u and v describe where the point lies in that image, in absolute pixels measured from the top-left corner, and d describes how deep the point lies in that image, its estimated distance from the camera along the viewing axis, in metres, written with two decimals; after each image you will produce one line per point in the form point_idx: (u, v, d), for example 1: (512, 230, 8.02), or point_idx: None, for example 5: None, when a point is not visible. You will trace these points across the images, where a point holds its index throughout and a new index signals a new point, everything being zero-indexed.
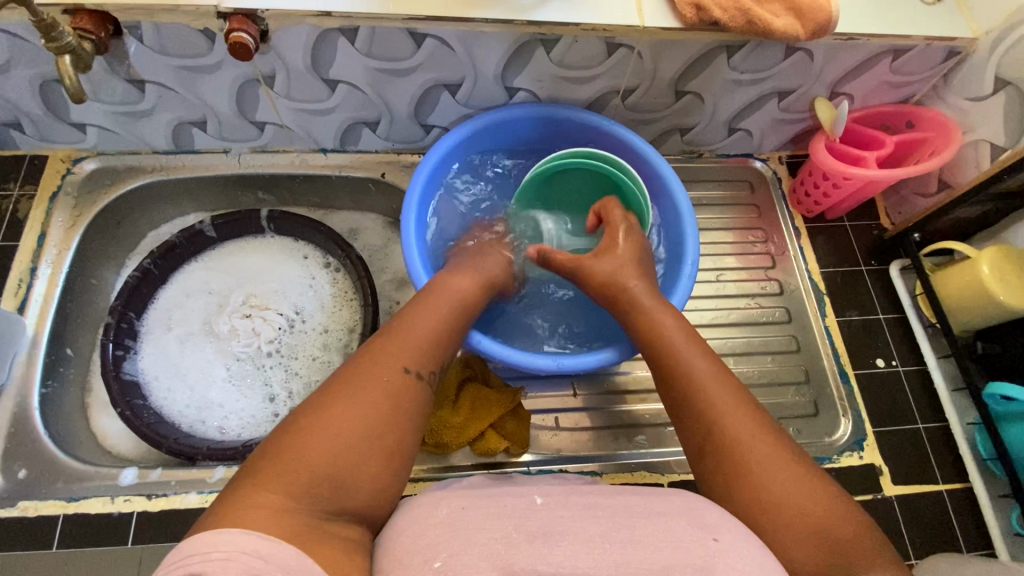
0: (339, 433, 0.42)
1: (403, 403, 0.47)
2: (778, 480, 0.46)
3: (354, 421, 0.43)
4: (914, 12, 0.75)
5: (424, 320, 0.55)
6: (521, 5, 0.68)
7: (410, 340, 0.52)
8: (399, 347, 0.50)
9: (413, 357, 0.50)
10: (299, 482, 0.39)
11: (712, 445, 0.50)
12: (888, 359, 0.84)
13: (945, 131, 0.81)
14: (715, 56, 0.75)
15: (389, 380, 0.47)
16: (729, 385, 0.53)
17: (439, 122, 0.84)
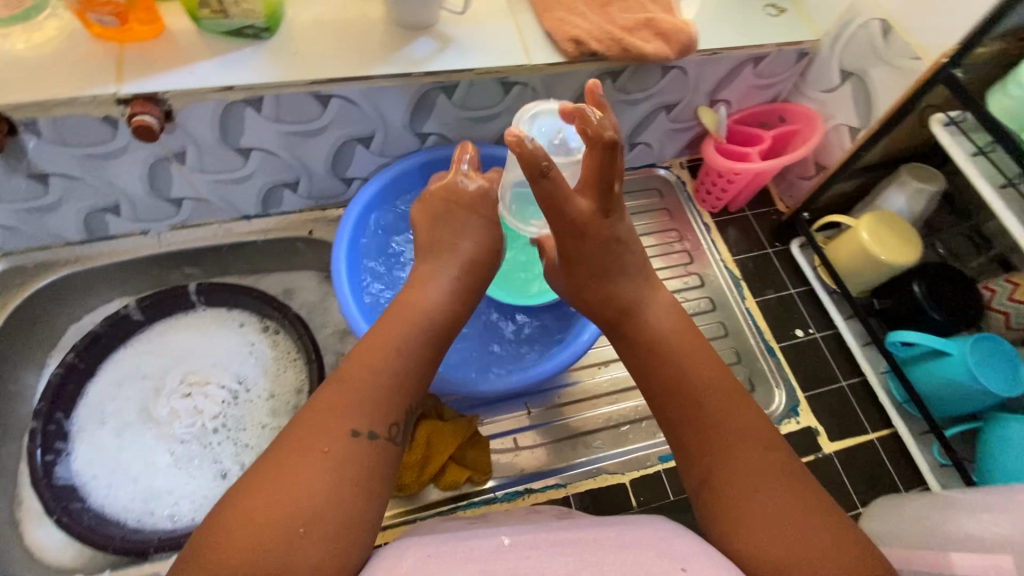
0: (299, 501, 0.43)
1: (348, 473, 0.46)
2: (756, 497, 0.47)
3: (291, 498, 0.43)
4: (761, 26, 0.86)
5: (388, 359, 0.54)
6: (417, 58, 0.73)
7: (366, 394, 0.50)
8: (346, 405, 0.49)
9: (359, 413, 0.49)
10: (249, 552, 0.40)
11: (699, 468, 0.51)
12: (806, 329, 0.92)
13: (810, 121, 0.91)
14: (602, 82, 0.83)
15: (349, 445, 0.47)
16: (722, 400, 0.54)
17: (358, 174, 0.87)
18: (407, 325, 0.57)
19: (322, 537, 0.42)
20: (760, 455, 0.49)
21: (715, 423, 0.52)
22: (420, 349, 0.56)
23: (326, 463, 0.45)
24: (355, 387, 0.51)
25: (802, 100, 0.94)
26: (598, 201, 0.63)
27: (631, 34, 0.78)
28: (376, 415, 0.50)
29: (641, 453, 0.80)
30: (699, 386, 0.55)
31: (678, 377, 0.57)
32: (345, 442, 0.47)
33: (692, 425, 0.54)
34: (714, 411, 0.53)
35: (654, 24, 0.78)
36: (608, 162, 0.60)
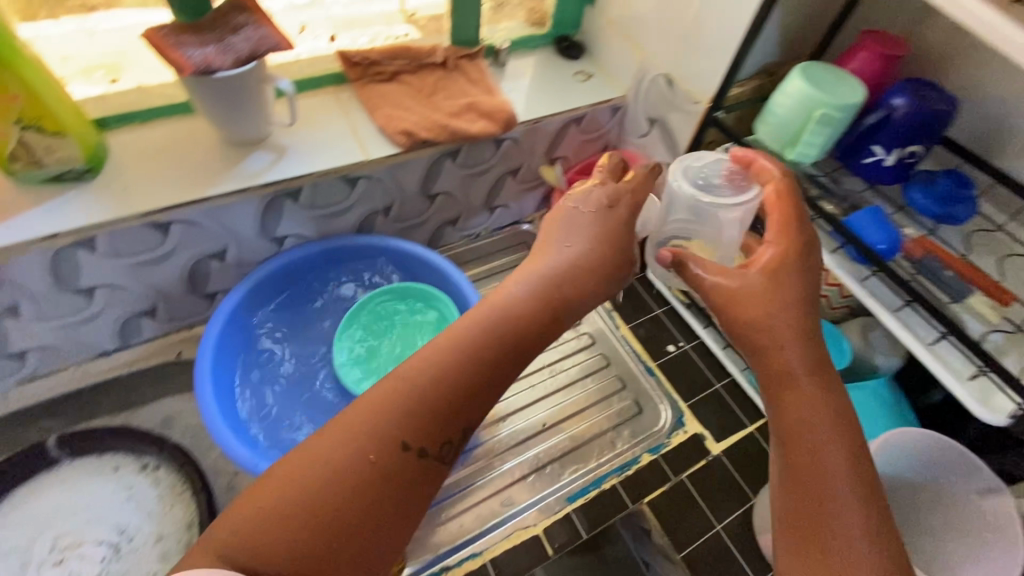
0: (324, 479, 0.43)
1: (389, 484, 0.45)
2: None
3: (326, 494, 0.43)
4: (572, 93, 0.98)
5: (455, 378, 0.48)
6: (254, 172, 0.76)
7: (419, 401, 0.47)
8: (407, 410, 0.46)
9: (413, 425, 0.46)
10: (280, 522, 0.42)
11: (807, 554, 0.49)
12: (676, 343, 1.01)
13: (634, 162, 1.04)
14: (444, 162, 0.89)
15: (387, 462, 0.45)
16: (846, 496, 0.49)
17: (221, 287, 0.87)
18: (494, 328, 0.51)
19: (341, 539, 0.42)
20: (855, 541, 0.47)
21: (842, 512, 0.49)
22: (495, 364, 0.50)
23: (365, 461, 0.44)
24: (422, 387, 0.47)
25: (627, 146, 1.07)
26: (790, 230, 0.58)
27: (458, 117, 0.87)
28: (434, 429, 0.47)
29: (548, 499, 0.84)
30: (818, 451, 0.51)
31: (798, 436, 0.52)
32: (398, 451, 0.45)
33: (802, 487, 0.51)
34: (845, 502, 0.49)
35: (476, 106, 0.88)
36: (792, 193, 0.60)
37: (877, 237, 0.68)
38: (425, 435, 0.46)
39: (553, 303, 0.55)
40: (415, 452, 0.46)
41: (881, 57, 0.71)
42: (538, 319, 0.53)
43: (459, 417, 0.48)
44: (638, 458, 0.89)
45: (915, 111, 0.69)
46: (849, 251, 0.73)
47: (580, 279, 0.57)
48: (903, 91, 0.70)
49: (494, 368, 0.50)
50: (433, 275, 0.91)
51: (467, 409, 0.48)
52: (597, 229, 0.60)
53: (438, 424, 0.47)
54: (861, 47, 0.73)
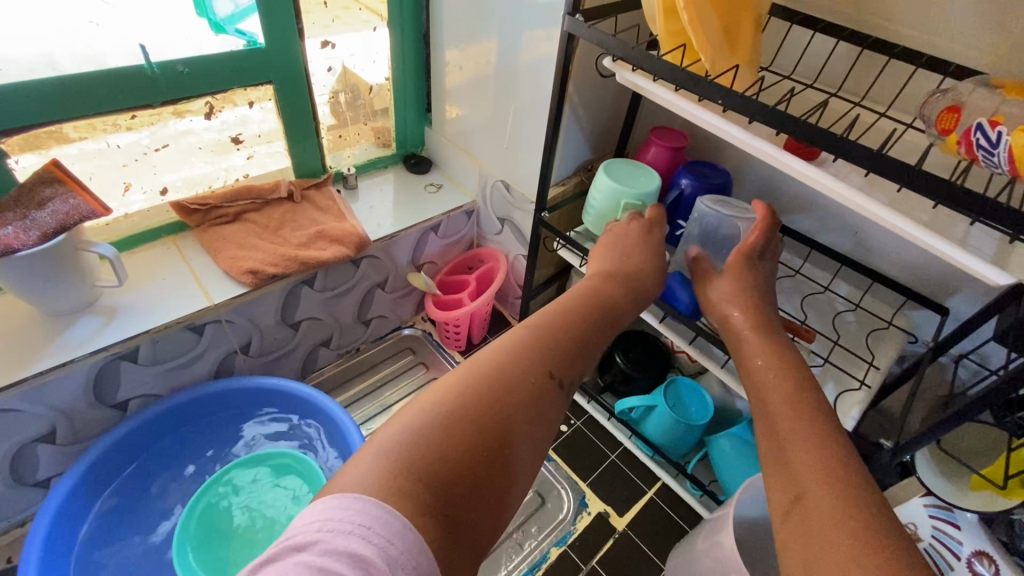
0: (471, 401, 0.39)
1: (531, 408, 0.41)
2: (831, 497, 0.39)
3: (477, 407, 0.39)
4: (423, 205, 1.04)
5: (578, 319, 0.49)
6: (79, 341, 0.72)
7: (550, 341, 0.46)
8: (552, 344, 0.45)
9: (550, 355, 0.45)
10: (430, 442, 0.36)
11: (778, 463, 0.43)
12: (568, 422, 1.02)
13: (496, 258, 1.10)
14: (300, 290, 0.89)
15: (535, 382, 0.42)
16: (802, 406, 0.46)
17: (54, 470, 0.78)
18: (595, 290, 0.53)
19: (489, 457, 0.37)
20: (838, 471, 0.40)
21: (802, 417, 0.45)
22: (606, 317, 0.51)
23: (511, 380, 0.41)
24: (555, 327, 0.47)
25: (488, 242, 1.13)
26: (762, 257, 0.62)
27: (308, 247, 0.88)
28: (567, 370, 0.45)
29: None
30: (791, 389, 0.48)
31: (758, 385, 0.50)
32: (546, 380, 0.43)
33: (771, 428, 0.46)
34: (804, 409, 0.46)
35: (326, 234, 0.90)
36: (767, 235, 0.62)
37: (682, 299, 0.74)
38: (563, 363, 0.45)
39: (634, 271, 0.58)
40: (555, 383, 0.44)
41: (665, 149, 0.83)
42: (618, 292, 0.54)
43: (585, 354, 0.48)
44: (546, 554, 0.86)
45: (700, 188, 0.80)
46: (672, 320, 0.79)
47: (646, 266, 0.60)
48: (685, 173, 0.81)
49: (610, 326, 0.51)
50: (305, 406, 0.87)
51: (578, 359, 0.47)
52: (639, 239, 0.63)
53: (573, 360, 0.46)
54: (649, 143, 0.85)
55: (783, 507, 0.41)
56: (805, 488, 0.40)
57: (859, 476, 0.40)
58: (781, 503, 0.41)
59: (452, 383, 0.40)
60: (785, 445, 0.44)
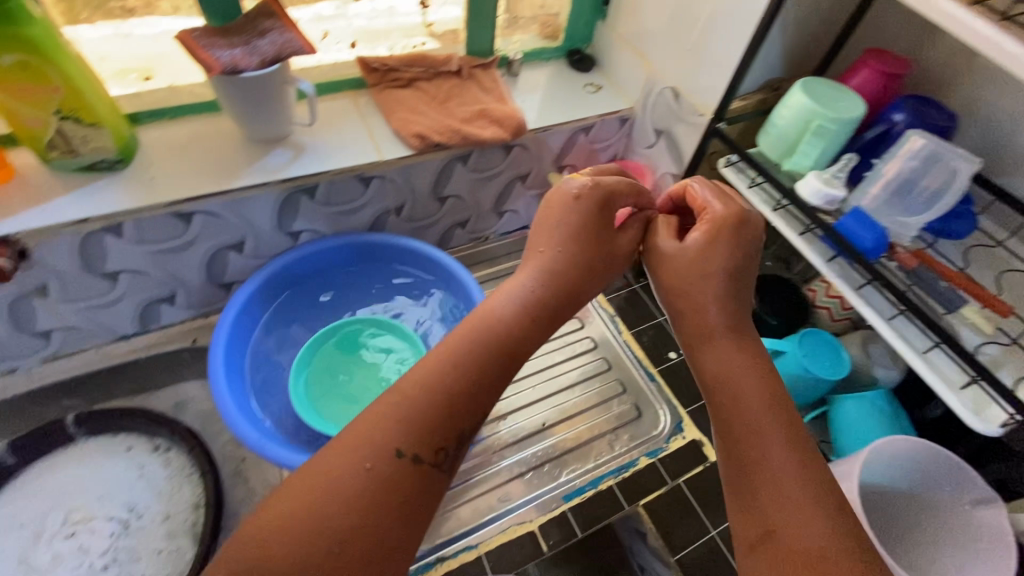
0: (323, 496, 0.42)
1: (389, 493, 0.43)
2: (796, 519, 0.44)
3: (323, 508, 0.41)
4: (582, 103, 1.01)
5: (447, 378, 0.47)
6: (274, 168, 0.80)
7: (413, 414, 0.46)
8: (417, 418, 0.45)
9: (406, 432, 0.45)
10: (281, 542, 0.40)
11: (748, 489, 0.47)
12: (678, 350, 1.02)
13: (641, 173, 1.07)
14: (455, 166, 0.93)
15: (382, 472, 0.43)
16: (763, 434, 0.48)
17: (237, 277, 0.91)
18: (489, 325, 0.51)
19: (344, 551, 0.40)
20: (793, 497, 0.45)
21: (762, 441, 0.48)
22: (500, 359, 0.50)
23: (370, 484, 0.43)
24: (424, 399, 0.46)
25: (635, 157, 1.09)
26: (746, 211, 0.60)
27: (469, 124, 0.90)
28: (443, 431, 0.46)
29: (547, 497, 0.85)
30: (749, 414, 0.50)
31: (733, 404, 0.51)
32: (399, 462, 0.44)
33: (739, 459, 0.49)
34: (764, 433, 0.48)
35: (488, 114, 0.91)
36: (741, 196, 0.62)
37: (865, 237, 0.68)
38: (421, 439, 0.45)
39: (560, 283, 0.55)
40: (412, 459, 0.44)
41: (880, 75, 0.74)
42: (518, 327, 0.52)
43: (459, 418, 0.47)
44: (635, 460, 0.89)
45: (915, 124, 0.72)
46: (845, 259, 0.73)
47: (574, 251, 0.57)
48: (901, 106, 0.73)
49: (498, 368, 0.50)
50: (442, 274, 0.94)
51: (464, 411, 0.47)
52: (573, 229, 0.57)
53: (443, 429, 0.46)
54: (861, 65, 0.75)
55: (752, 539, 0.45)
56: (772, 518, 0.45)
57: (808, 494, 0.45)
58: (755, 535, 0.45)
59: (306, 503, 0.41)
60: (752, 470, 0.47)
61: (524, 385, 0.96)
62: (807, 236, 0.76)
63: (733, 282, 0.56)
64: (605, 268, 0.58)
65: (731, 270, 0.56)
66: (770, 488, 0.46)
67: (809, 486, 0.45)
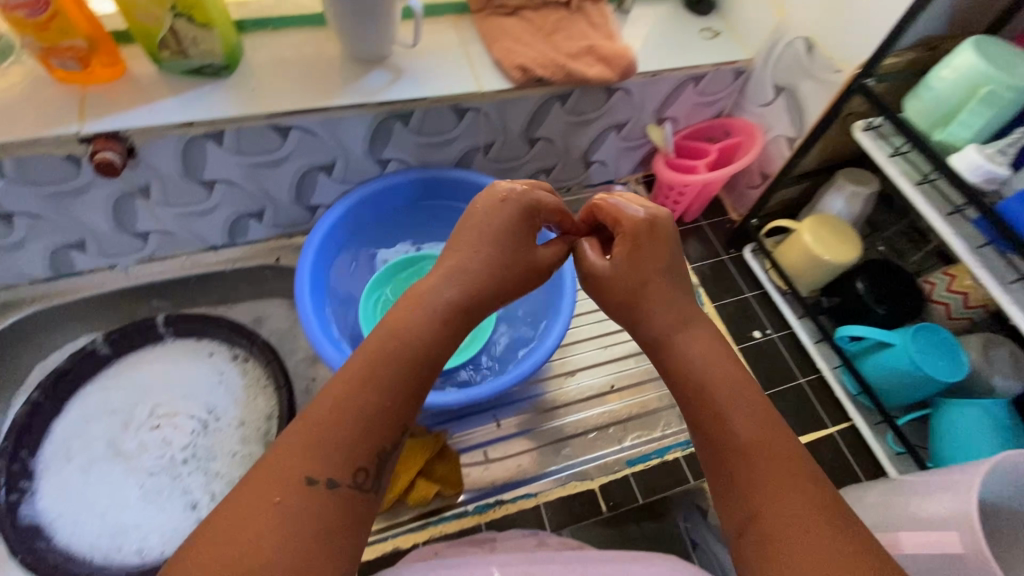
0: (240, 545, 0.34)
1: (317, 529, 0.36)
2: (779, 502, 0.39)
3: (237, 559, 0.33)
4: (698, 48, 0.91)
5: (367, 390, 0.41)
6: (372, 89, 0.77)
7: (334, 432, 0.39)
8: (326, 434, 0.39)
9: (325, 456, 0.38)
10: None
11: (724, 474, 0.43)
12: (763, 329, 0.95)
13: (750, 134, 0.97)
14: (552, 105, 0.87)
15: (300, 507, 0.36)
16: (735, 413, 0.45)
17: (322, 201, 0.90)
18: (400, 331, 0.45)
19: None
20: (774, 479, 0.40)
21: (735, 420, 0.44)
22: (420, 367, 0.44)
23: (284, 520, 0.35)
24: (347, 418, 0.40)
25: (744, 116, 0.99)
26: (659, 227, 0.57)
27: (574, 60, 0.83)
28: (362, 444, 0.40)
29: (609, 458, 0.83)
30: (717, 395, 0.46)
31: (696, 389, 0.47)
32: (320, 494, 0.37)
33: (712, 446, 0.44)
34: (737, 411, 0.45)
35: (595, 50, 0.84)
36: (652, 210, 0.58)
37: None
38: (342, 463, 0.39)
39: (480, 287, 0.51)
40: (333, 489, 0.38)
41: None
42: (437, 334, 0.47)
43: (382, 436, 0.41)
44: None
45: None
46: (999, 247, 0.66)
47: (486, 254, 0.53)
48: None
49: (412, 369, 0.44)
50: None
51: (384, 431, 0.41)
52: (495, 230, 0.54)
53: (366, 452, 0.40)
54: None
55: (738, 531, 0.40)
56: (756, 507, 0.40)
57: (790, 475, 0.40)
58: (736, 522, 0.41)
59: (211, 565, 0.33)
60: (729, 454, 0.43)
61: (586, 347, 0.92)
62: (955, 217, 0.69)
63: (671, 278, 0.54)
64: (526, 278, 0.55)
65: (663, 269, 0.54)
66: (749, 472, 0.41)
67: (790, 462, 0.41)
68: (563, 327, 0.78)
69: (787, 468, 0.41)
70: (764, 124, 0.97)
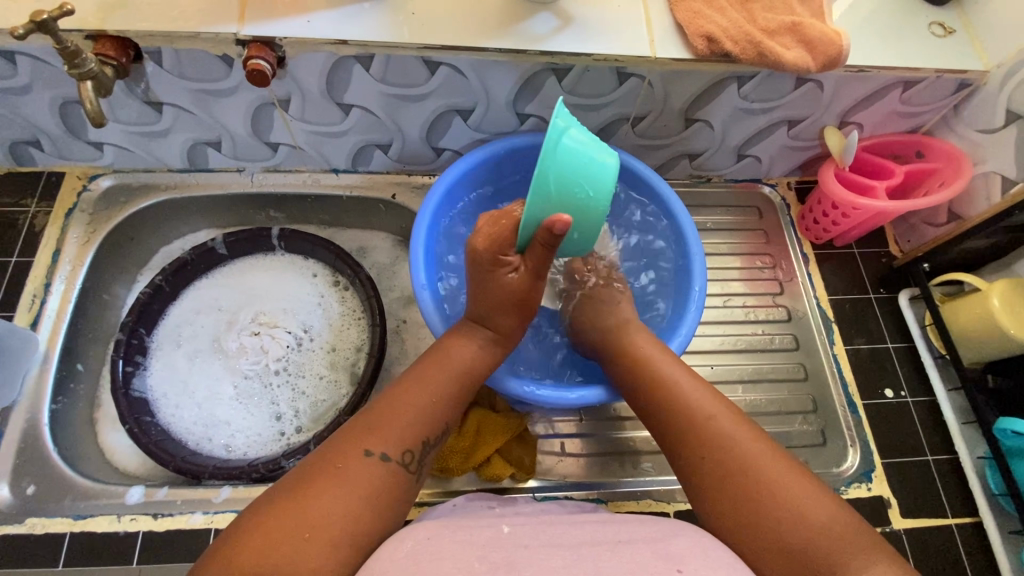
0: (311, 505, 0.47)
1: (369, 489, 0.50)
2: (710, 427, 0.56)
3: (315, 513, 0.47)
4: (924, 46, 0.75)
5: (413, 395, 0.58)
6: (535, 35, 0.69)
7: (388, 424, 0.54)
8: (365, 432, 0.53)
9: (384, 439, 0.53)
10: (273, 549, 0.44)
11: (665, 425, 0.59)
12: (897, 390, 0.83)
13: (955, 163, 0.81)
14: (727, 86, 0.75)
15: (360, 473, 0.50)
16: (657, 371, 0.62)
17: (450, 145, 0.85)
18: (438, 352, 0.62)
19: (331, 543, 0.46)
20: (693, 414, 0.57)
21: (664, 376, 0.61)
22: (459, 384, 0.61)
23: (348, 481, 0.49)
24: (400, 421, 0.55)
25: (951, 138, 0.83)
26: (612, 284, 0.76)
27: (771, 37, 0.70)
28: (407, 436, 0.54)
29: None
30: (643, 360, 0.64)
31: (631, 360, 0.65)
32: (372, 465, 0.51)
33: (648, 410, 0.61)
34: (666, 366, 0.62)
35: (800, 30, 0.69)
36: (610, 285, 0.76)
37: None
38: (390, 444, 0.53)
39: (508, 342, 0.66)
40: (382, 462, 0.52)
41: None
42: (463, 351, 0.63)
43: (420, 433, 0.56)
44: None
45: None
46: None
47: (511, 316, 0.65)
48: None
49: (456, 384, 0.61)
50: (656, 209, 0.82)
51: (413, 431, 0.55)
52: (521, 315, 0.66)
53: (406, 441, 0.54)
54: None
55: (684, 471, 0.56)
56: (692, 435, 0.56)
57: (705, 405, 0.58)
58: (680, 461, 0.57)
59: (270, 533, 0.45)
60: (666, 409, 0.59)
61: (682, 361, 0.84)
62: None
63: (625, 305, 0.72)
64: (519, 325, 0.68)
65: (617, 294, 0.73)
66: (685, 417, 0.58)
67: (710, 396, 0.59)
68: (697, 316, 0.73)
69: (706, 400, 0.59)
70: (974, 154, 0.80)
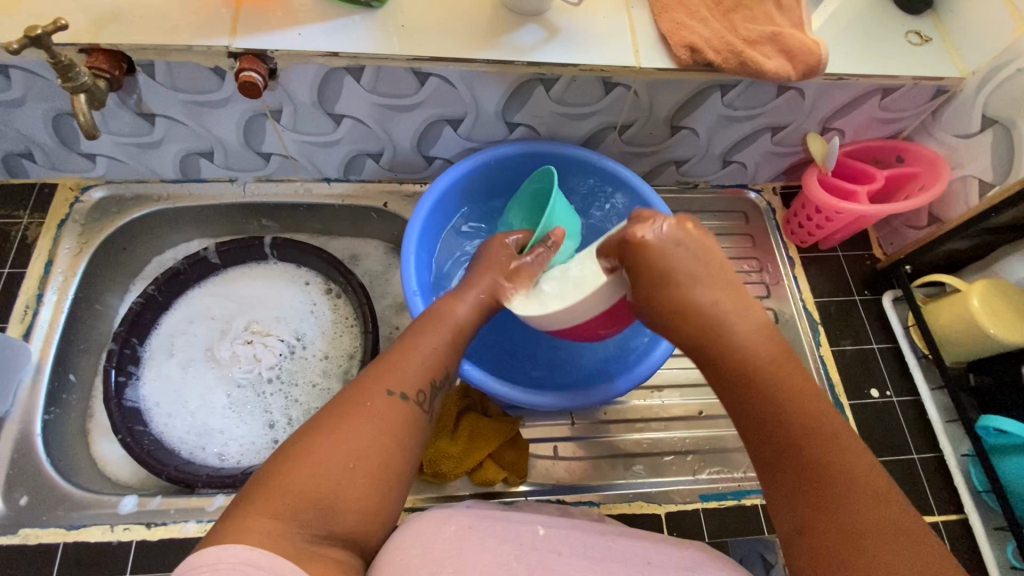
0: (346, 440, 0.47)
1: (398, 428, 0.50)
2: (848, 490, 0.47)
3: (352, 448, 0.46)
4: (901, 54, 0.77)
5: (421, 342, 0.57)
6: (522, 47, 0.71)
7: (403, 366, 0.54)
8: (382, 371, 0.53)
9: (402, 379, 0.53)
10: (315, 480, 0.44)
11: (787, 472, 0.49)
12: (882, 390, 0.85)
13: (933, 167, 0.83)
14: (711, 94, 0.77)
15: (385, 410, 0.50)
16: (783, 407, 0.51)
17: (441, 154, 0.86)
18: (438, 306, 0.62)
19: (369, 477, 0.46)
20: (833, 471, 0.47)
21: (790, 414, 0.51)
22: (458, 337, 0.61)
23: (377, 418, 0.49)
24: (412, 363, 0.55)
25: (930, 143, 0.85)
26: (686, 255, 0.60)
27: (752, 47, 0.72)
28: (419, 377, 0.54)
29: (684, 486, 0.77)
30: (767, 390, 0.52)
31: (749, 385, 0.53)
32: (394, 403, 0.51)
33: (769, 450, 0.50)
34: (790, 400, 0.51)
35: (780, 39, 0.71)
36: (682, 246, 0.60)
37: None
38: (408, 382, 0.53)
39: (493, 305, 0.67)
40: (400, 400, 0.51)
41: None
42: (461, 309, 0.63)
43: (433, 373, 0.55)
44: None
45: None
46: None
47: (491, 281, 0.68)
48: None
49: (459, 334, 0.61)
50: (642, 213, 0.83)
51: (421, 373, 0.54)
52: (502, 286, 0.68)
53: (419, 381, 0.54)
54: None
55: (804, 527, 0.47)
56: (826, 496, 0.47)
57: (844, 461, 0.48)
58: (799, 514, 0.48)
59: (310, 464, 0.45)
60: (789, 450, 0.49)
61: (671, 364, 0.85)
62: None
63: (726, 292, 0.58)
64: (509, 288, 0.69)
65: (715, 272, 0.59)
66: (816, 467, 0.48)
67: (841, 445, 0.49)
68: None
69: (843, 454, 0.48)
70: (952, 158, 0.82)
